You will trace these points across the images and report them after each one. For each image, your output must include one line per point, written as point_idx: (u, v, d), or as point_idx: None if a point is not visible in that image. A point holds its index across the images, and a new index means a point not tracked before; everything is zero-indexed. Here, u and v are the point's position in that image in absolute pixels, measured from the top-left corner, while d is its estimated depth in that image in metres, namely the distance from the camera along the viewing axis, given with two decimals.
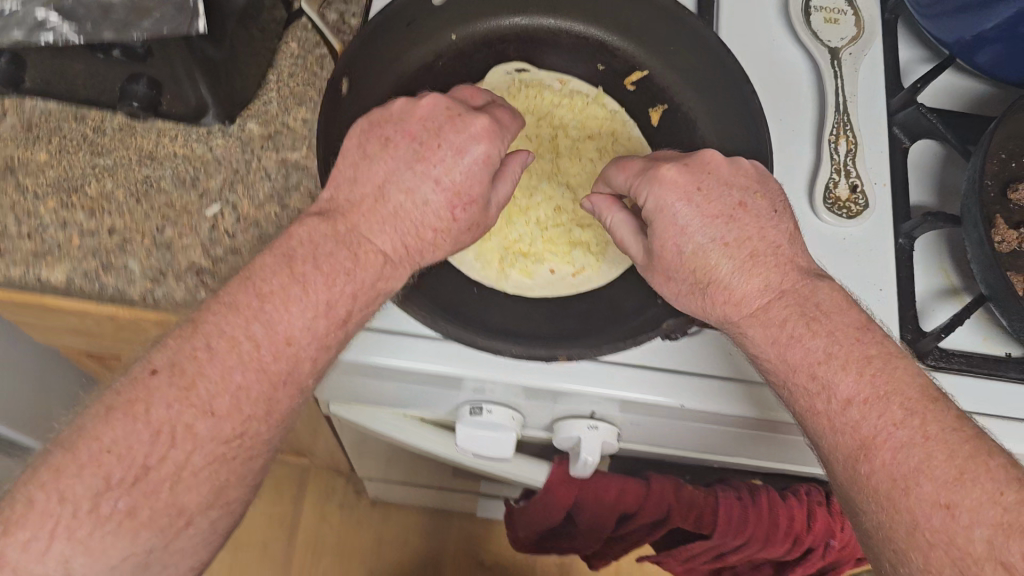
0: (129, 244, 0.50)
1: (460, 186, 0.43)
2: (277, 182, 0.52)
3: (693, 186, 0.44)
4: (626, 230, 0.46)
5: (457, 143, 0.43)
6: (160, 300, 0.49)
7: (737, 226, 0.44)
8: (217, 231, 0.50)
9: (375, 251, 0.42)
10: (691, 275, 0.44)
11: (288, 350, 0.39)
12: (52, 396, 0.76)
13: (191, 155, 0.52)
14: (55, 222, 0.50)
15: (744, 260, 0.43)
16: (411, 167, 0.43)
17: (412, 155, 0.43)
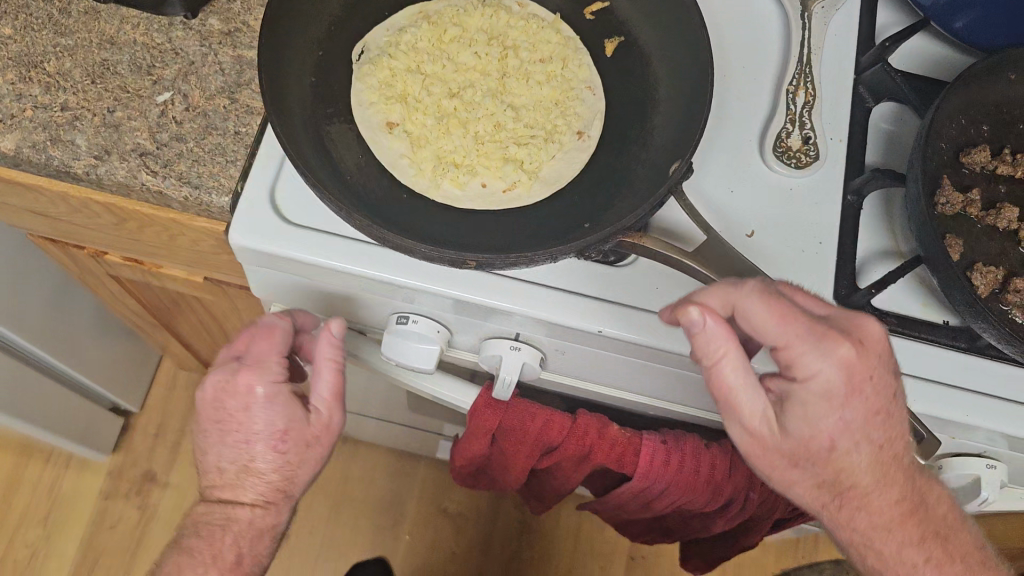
0: (80, 121, 0.51)
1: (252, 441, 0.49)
2: (229, 77, 0.53)
3: (861, 375, 0.42)
4: (754, 393, 0.42)
5: (244, 427, 0.49)
6: (102, 177, 0.50)
7: (886, 425, 0.44)
8: (166, 116, 0.52)
9: (252, 467, 0.50)
10: (819, 461, 0.45)
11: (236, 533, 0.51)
12: (28, 289, 0.78)
13: (150, 43, 0.53)
14: (11, 93, 0.51)
15: (877, 465, 0.46)
16: (227, 441, 0.49)
17: (220, 430, 0.49)
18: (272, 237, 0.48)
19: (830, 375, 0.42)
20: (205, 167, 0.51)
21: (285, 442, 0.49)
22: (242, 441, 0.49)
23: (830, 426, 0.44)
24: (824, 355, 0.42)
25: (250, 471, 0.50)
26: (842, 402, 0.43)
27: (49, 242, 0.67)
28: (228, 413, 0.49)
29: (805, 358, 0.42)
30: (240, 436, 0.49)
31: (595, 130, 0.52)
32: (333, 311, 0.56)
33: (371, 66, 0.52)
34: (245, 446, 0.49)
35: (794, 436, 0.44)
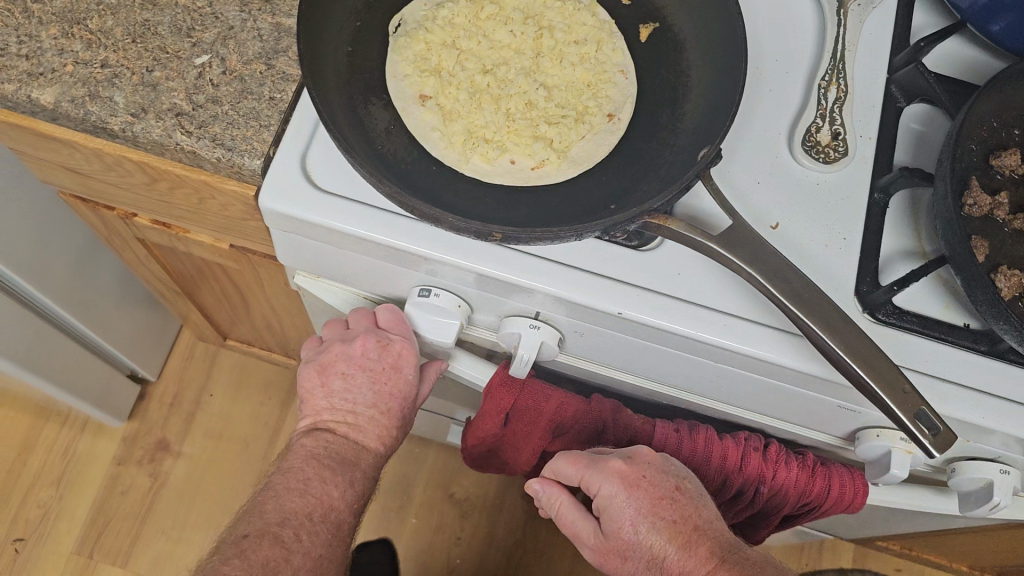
0: (119, 79, 0.52)
1: (390, 398, 0.58)
2: (267, 44, 0.54)
3: (633, 481, 0.53)
4: (581, 516, 0.58)
5: (390, 380, 0.57)
6: (138, 135, 0.51)
7: (678, 506, 0.53)
8: (203, 79, 0.52)
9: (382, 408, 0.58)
10: (642, 559, 0.55)
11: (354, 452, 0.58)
12: (55, 248, 0.80)
13: (191, 6, 0.54)
14: (53, 48, 0.52)
15: (679, 535, 0.54)
16: (371, 386, 0.56)
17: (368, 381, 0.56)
18: (300, 201, 0.49)
19: (608, 491, 0.53)
20: (238, 131, 0.51)
21: (407, 400, 0.59)
22: (384, 397, 0.57)
23: (625, 522, 0.54)
24: (598, 472, 0.53)
25: (378, 423, 0.58)
26: (629, 510, 0.53)
27: (79, 202, 0.68)
28: (384, 375, 0.56)
29: (586, 479, 0.54)
30: (383, 385, 0.57)
31: (626, 113, 0.52)
32: (356, 280, 0.57)
33: (407, 39, 0.52)
34: (385, 402, 0.58)
35: (612, 535, 0.55)
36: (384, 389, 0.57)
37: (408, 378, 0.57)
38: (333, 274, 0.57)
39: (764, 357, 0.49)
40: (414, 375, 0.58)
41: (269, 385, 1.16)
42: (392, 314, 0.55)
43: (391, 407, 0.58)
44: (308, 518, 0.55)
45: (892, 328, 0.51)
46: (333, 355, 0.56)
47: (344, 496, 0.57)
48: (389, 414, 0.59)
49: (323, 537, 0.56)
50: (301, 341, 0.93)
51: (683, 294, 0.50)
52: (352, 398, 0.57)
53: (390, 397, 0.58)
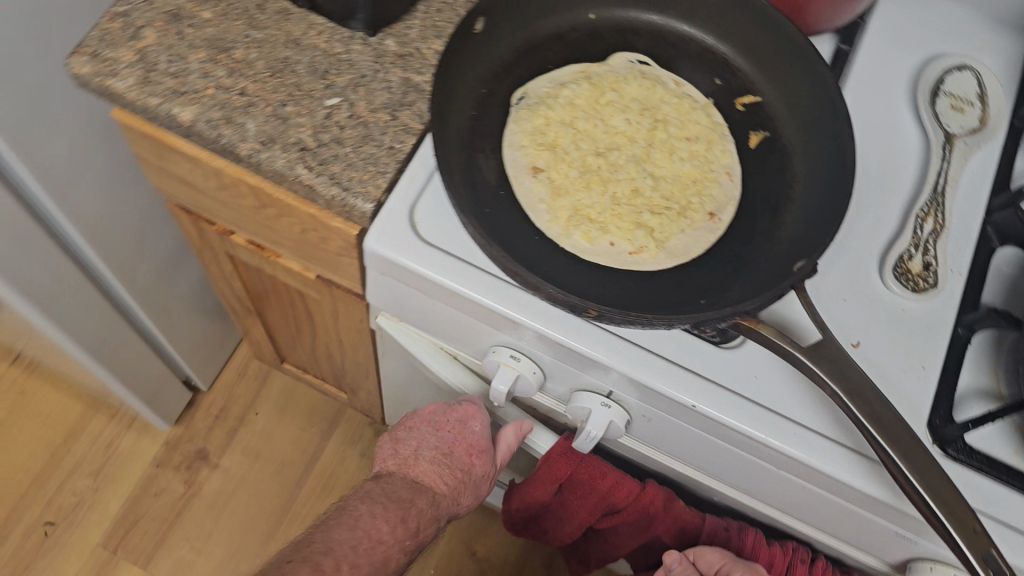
0: (253, 108, 0.55)
1: (456, 445, 0.61)
2: (394, 96, 0.57)
3: None
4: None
5: (456, 425, 0.61)
6: (262, 162, 0.54)
7: None
8: (331, 119, 0.55)
9: (443, 458, 0.61)
10: None
11: (409, 504, 0.58)
12: (146, 249, 0.83)
13: (329, 51, 0.57)
14: (198, 71, 0.56)
15: None
16: (435, 432, 0.61)
17: (431, 430, 0.61)
18: (403, 248, 0.52)
19: None
20: (357, 173, 0.54)
21: (479, 452, 0.61)
22: (447, 442, 0.61)
23: None
24: (744, 563, 0.57)
25: (439, 465, 0.60)
26: None
27: (184, 212, 0.71)
28: (450, 427, 0.61)
29: (727, 565, 0.57)
30: (447, 433, 0.61)
31: (728, 215, 0.53)
32: (438, 331, 0.59)
33: (528, 112, 0.55)
34: (447, 446, 0.61)
35: None
36: (448, 436, 0.61)
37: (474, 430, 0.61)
38: (419, 322, 0.59)
39: (831, 475, 0.49)
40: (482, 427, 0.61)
41: (313, 413, 1.18)
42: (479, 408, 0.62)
43: (454, 452, 0.61)
44: (353, 547, 0.54)
45: (960, 466, 0.50)
46: (407, 420, 0.64)
47: (395, 533, 0.56)
48: (450, 460, 0.61)
49: (367, 570, 0.54)
50: (357, 377, 0.95)
51: (757, 397, 0.50)
52: (416, 445, 0.61)
53: (453, 442, 0.61)
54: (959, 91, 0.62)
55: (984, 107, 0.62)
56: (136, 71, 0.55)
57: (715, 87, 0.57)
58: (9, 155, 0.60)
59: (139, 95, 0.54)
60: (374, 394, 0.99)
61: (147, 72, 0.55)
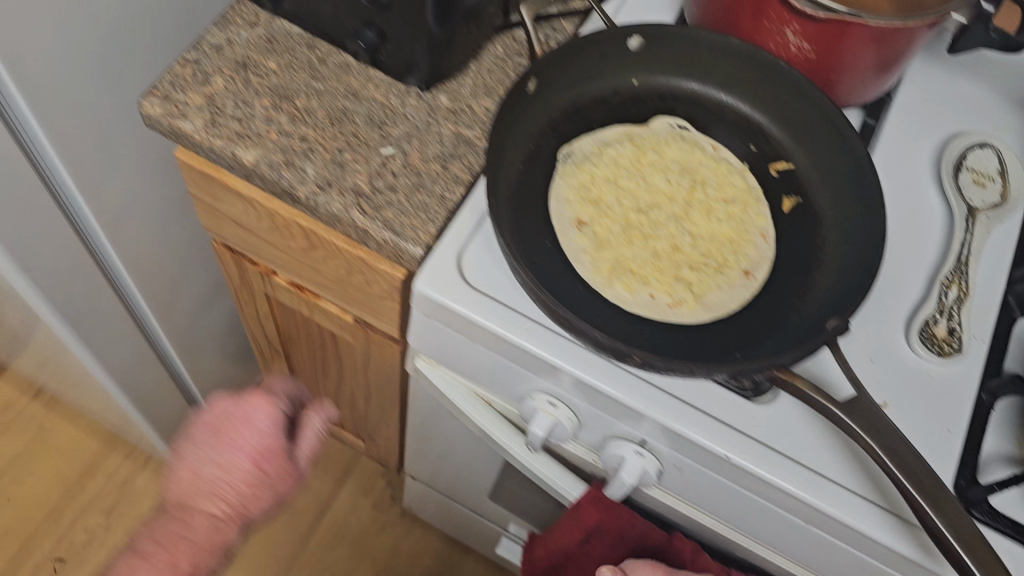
0: (313, 153, 0.58)
1: (230, 445, 0.85)
2: (446, 148, 0.59)
3: None
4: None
5: (238, 419, 0.86)
6: (319, 205, 0.57)
7: None
8: (385, 167, 0.58)
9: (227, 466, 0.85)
10: None
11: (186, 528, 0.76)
12: (183, 287, 0.85)
13: (385, 103, 0.61)
14: (262, 116, 0.59)
15: None
16: (216, 448, 0.85)
17: (213, 446, 0.85)
18: (451, 292, 0.54)
19: None
20: (409, 219, 0.57)
21: (230, 441, 0.84)
22: (220, 449, 0.85)
23: None
24: None
25: (212, 466, 0.84)
26: None
27: (229, 254, 0.73)
28: (223, 435, 0.85)
29: None
30: (223, 430, 0.86)
31: (762, 273, 0.55)
32: (474, 375, 0.60)
33: (574, 168, 0.57)
34: (219, 456, 0.85)
35: None
36: (219, 436, 0.85)
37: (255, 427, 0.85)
38: (455, 364, 0.61)
39: (860, 531, 0.50)
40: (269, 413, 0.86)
41: (327, 460, 1.18)
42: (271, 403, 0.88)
43: (226, 457, 0.84)
44: None
45: (988, 528, 0.51)
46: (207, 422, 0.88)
47: None
48: (242, 468, 0.85)
49: None
50: (378, 425, 0.96)
51: (789, 451, 0.52)
52: (197, 465, 0.86)
53: (235, 444, 0.84)
54: (981, 166, 0.65)
55: (1005, 182, 0.64)
56: (204, 114, 0.58)
57: (751, 153, 0.61)
58: (64, 178, 0.60)
59: (204, 136, 0.57)
60: (392, 443, 1.00)
61: (215, 116, 0.58)
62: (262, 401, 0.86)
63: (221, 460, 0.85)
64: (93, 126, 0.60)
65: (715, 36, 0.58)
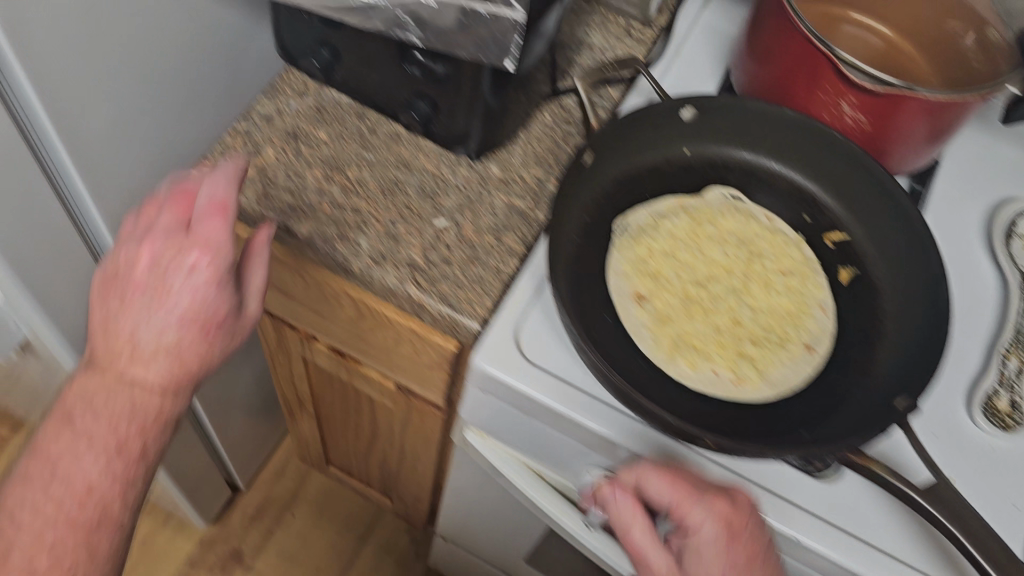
0: (367, 226, 0.57)
1: (172, 304, 0.44)
2: (499, 218, 0.59)
3: (736, 527, 0.48)
4: (647, 531, 0.51)
5: (171, 279, 0.44)
6: (373, 278, 0.56)
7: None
8: (439, 240, 0.57)
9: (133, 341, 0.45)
10: None
11: (89, 496, 0.46)
12: None
13: (437, 174, 0.60)
14: (314, 188, 0.58)
15: None
16: (150, 313, 0.44)
17: (149, 302, 0.44)
18: (510, 368, 0.53)
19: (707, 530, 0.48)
20: (465, 292, 0.56)
21: (198, 311, 0.45)
22: (171, 250, 0.45)
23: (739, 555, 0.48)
24: (702, 508, 0.48)
25: (148, 306, 0.44)
26: (732, 533, 0.47)
27: (268, 319, 0.73)
28: (169, 267, 0.45)
29: (682, 504, 0.49)
30: (155, 279, 0.45)
31: (825, 349, 0.55)
32: (528, 448, 0.59)
33: (631, 241, 0.57)
34: (168, 255, 0.45)
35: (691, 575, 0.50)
36: (155, 238, 0.45)
37: (189, 263, 0.44)
38: (509, 439, 0.60)
39: None
40: (222, 183, 0.46)
41: (349, 517, 1.16)
42: (215, 183, 0.46)
43: (166, 272, 0.44)
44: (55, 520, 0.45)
45: None
46: (106, 271, 0.46)
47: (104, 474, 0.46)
48: (187, 351, 0.46)
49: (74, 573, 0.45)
50: (409, 485, 0.94)
51: (858, 532, 0.51)
52: (127, 325, 0.45)
53: (163, 294, 0.45)
54: None
55: None
56: (257, 186, 0.58)
57: (805, 223, 0.60)
58: (77, 184, 0.52)
59: (258, 209, 0.57)
60: (422, 502, 0.98)
61: (267, 188, 0.58)
62: (205, 245, 0.44)
63: (162, 334, 0.45)
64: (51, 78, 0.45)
65: (765, 108, 0.58)
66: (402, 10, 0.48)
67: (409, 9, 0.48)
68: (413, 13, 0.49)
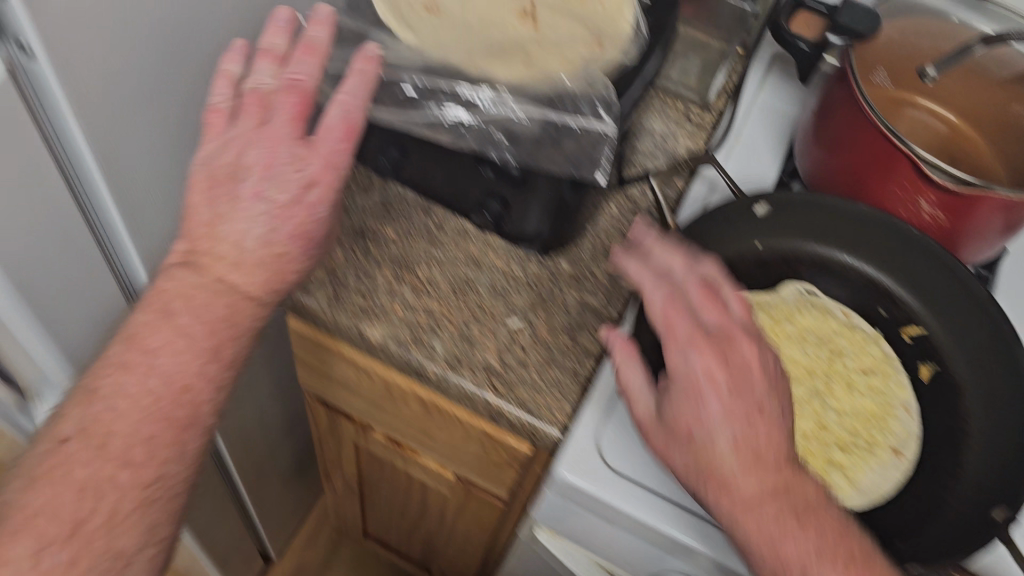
0: (440, 329, 0.56)
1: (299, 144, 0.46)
2: (572, 317, 0.58)
3: (726, 352, 0.47)
4: (681, 313, 0.48)
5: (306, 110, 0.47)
6: (450, 384, 0.55)
7: (756, 427, 0.45)
8: (514, 342, 0.57)
9: (229, 268, 0.45)
10: (701, 442, 0.45)
11: (184, 398, 0.44)
12: (258, 418, 0.84)
13: (507, 271, 0.59)
14: (386, 290, 0.57)
15: (748, 457, 0.45)
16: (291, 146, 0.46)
17: (263, 212, 0.45)
18: (593, 477, 0.52)
19: (695, 360, 0.46)
20: (543, 397, 0.55)
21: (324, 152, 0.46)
22: (278, 149, 0.45)
23: (721, 380, 0.46)
24: (682, 348, 0.47)
25: (265, 180, 0.45)
26: (720, 364, 0.46)
27: (323, 407, 0.73)
28: (280, 173, 0.45)
29: (670, 309, 0.48)
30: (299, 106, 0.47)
31: (913, 451, 0.55)
32: (603, 551, 0.58)
33: None
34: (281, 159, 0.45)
35: (667, 421, 0.47)
36: (277, 133, 0.46)
37: (308, 171, 0.46)
38: (586, 543, 0.59)
39: None
40: (353, 104, 0.47)
41: None
42: (321, 18, 0.48)
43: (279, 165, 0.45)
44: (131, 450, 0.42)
45: None
46: (202, 164, 0.46)
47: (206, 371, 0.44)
48: (286, 262, 0.46)
49: (136, 532, 0.42)
50: (453, 563, 0.93)
51: None
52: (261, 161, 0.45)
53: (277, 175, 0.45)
54: None
55: None
56: (327, 289, 0.57)
57: (881, 317, 0.58)
58: (126, 244, 0.51)
59: (329, 312, 0.56)
60: None
61: (337, 290, 0.57)
62: (327, 162, 0.46)
63: (270, 244, 0.45)
64: (100, 114, 0.43)
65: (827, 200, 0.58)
66: (498, 131, 0.50)
67: (504, 127, 0.50)
68: (507, 130, 0.50)
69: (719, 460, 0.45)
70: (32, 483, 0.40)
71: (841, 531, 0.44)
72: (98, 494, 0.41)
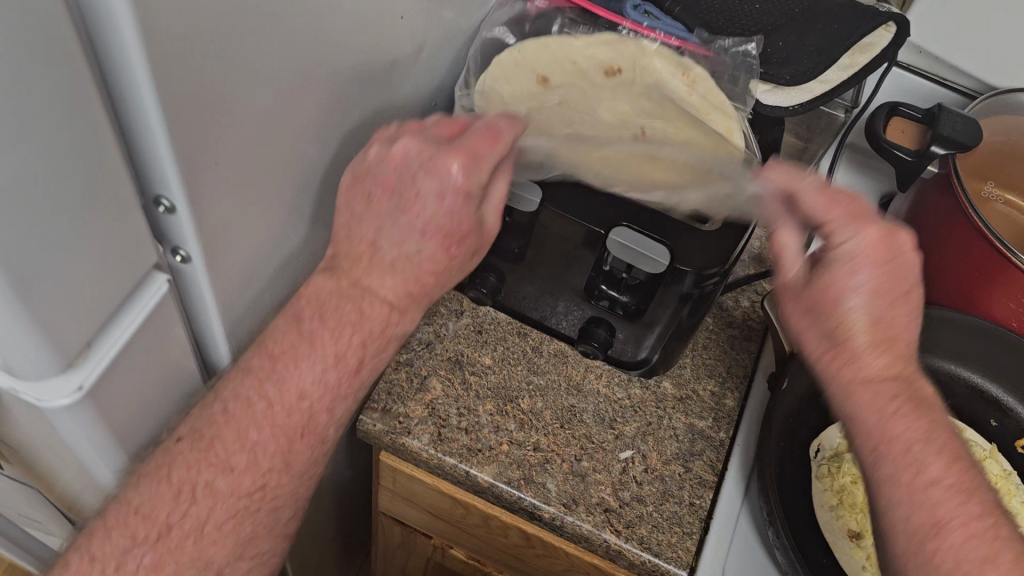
0: (551, 465, 0.53)
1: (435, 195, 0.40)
2: (683, 444, 0.56)
3: (891, 245, 0.41)
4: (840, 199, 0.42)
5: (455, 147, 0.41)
6: (567, 525, 0.51)
7: (898, 316, 0.41)
8: (628, 474, 0.54)
9: (382, 303, 0.42)
10: (842, 332, 0.41)
11: (301, 405, 0.40)
12: (328, 522, 0.81)
13: (612, 397, 0.57)
14: (490, 424, 0.54)
15: (894, 356, 0.41)
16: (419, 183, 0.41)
17: (397, 208, 0.41)
18: None
19: (853, 241, 0.41)
20: (664, 535, 0.51)
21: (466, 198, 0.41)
22: (423, 199, 0.40)
23: (879, 263, 0.41)
24: (849, 228, 0.41)
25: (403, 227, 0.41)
26: (877, 260, 0.41)
27: (399, 525, 0.70)
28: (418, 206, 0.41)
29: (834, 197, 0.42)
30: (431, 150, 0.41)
31: None
32: None
33: (828, 467, 0.54)
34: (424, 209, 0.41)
35: (815, 292, 0.42)
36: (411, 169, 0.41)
37: (442, 169, 0.40)
38: None
39: None
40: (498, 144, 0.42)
41: None
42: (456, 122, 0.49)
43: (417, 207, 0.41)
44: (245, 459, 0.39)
45: None
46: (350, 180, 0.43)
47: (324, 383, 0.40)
48: (426, 265, 0.42)
49: (228, 549, 0.40)
50: None
51: None
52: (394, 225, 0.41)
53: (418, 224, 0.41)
54: None
55: None
56: (429, 426, 0.54)
57: (993, 429, 0.57)
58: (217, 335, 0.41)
59: (434, 454, 0.53)
60: None
61: (440, 428, 0.54)
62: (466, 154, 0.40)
63: (405, 243, 0.41)
64: (229, 214, 0.36)
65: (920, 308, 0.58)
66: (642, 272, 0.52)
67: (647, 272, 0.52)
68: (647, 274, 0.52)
69: (857, 354, 0.40)
70: (144, 493, 0.37)
71: (958, 451, 0.39)
72: (195, 495, 0.38)
